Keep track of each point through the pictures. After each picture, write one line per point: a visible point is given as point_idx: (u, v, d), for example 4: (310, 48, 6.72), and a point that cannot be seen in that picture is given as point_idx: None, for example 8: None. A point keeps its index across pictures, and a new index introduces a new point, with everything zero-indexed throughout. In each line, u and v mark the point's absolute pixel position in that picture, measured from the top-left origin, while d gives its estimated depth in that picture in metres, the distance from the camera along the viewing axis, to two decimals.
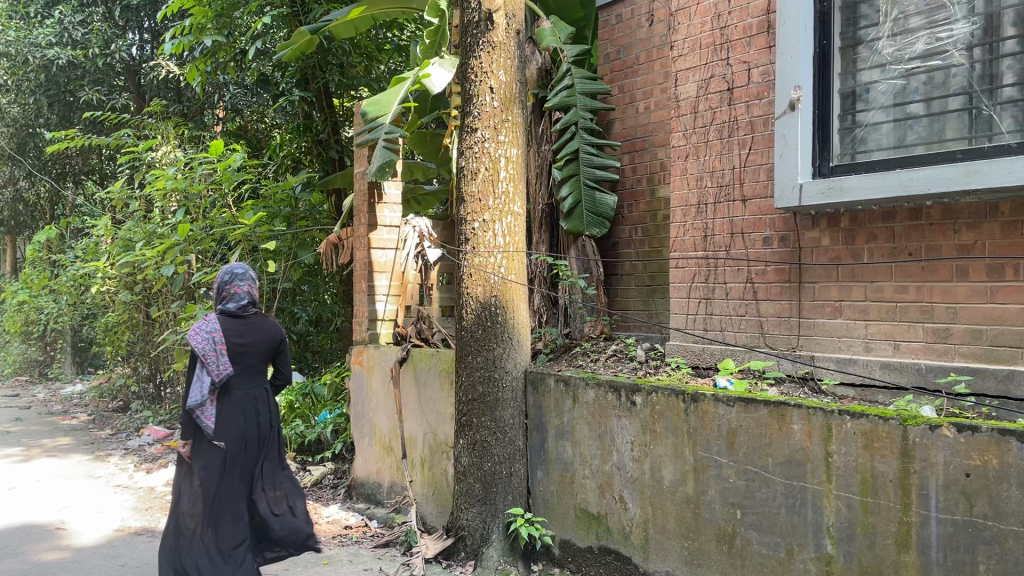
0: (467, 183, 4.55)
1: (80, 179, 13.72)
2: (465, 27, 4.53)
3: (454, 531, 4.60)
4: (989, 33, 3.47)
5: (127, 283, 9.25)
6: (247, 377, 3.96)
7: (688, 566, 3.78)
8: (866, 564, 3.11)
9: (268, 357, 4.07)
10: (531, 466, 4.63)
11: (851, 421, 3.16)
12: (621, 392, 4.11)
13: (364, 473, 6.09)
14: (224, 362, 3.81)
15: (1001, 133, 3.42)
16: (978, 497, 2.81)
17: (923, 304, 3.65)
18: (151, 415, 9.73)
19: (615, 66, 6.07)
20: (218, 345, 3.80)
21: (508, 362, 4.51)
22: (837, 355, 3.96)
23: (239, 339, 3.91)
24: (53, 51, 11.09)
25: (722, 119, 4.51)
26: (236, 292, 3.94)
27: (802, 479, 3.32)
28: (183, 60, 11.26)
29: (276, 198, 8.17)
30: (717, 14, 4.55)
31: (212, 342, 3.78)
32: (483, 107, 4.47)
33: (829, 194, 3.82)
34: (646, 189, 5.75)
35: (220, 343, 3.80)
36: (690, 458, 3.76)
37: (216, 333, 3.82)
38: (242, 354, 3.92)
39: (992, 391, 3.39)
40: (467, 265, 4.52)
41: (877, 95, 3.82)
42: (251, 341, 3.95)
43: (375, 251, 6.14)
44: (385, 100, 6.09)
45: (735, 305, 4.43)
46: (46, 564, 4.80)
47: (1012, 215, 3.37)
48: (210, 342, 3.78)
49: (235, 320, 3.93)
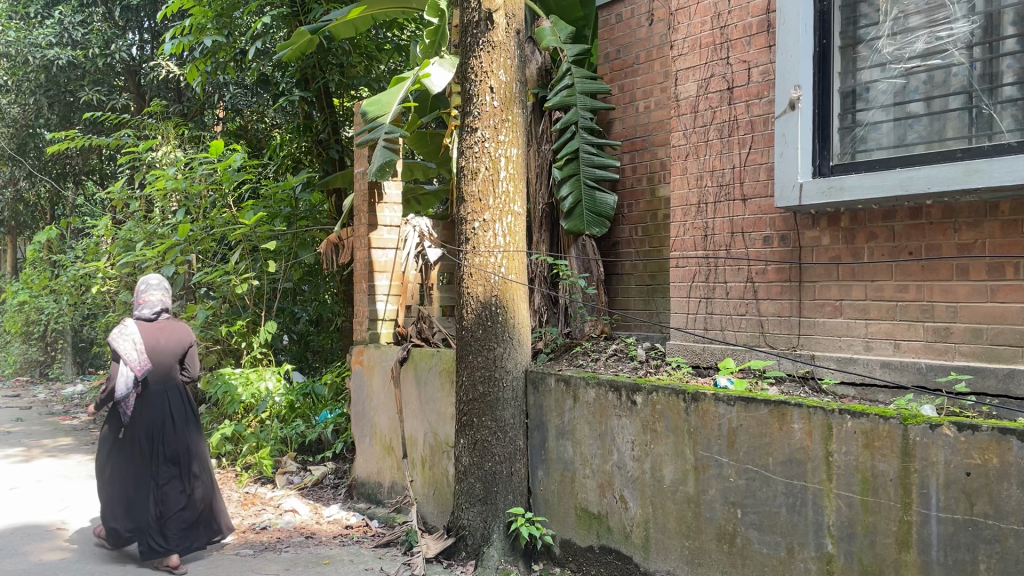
0: (467, 183, 4.55)
1: (80, 179, 13.74)
2: (465, 27, 4.53)
3: (454, 530, 4.61)
4: (988, 33, 3.47)
5: (127, 284, 9.26)
6: (160, 378, 4.90)
7: (688, 566, 3.78)
8: (866, 564, 3.11)
9: (177, 359, 4.99)
10: (531, 466, 4.63)
11: (852, 420, 3.16)
12: (622, 391, 4.11)
13: (364, 473, 6.10)
14: (144, 363, 4.78)
15: (1001, 132, 3.42)
16: (978, 497, 2.82)
17: (923, 304, 3.65)
18: None
19: (615, 66, 6.07)
20: (139, 349, 4.76)
21: (508, 362, 4.51)
22: (837, 355, 3.96)
23: (153, 344, 4.86)
24: (53, 51, 11.08)
25: (722, 118, 4.51)
26: (150, 300, 4.93)
27: (802, 478, 3.32)
28: (183, 60, 11.26)
29: (276, 198, 8.18)
30: (717, 13, 4.55)
31: (135, 348, 4.75)
32: (483, 107, 4.48)
33: (828, 194, 3.83)
34: (646, 189, 5.75)
35: (140, 348, 4.77)
36: (691, 457, 3.77)
37: (137, 339, 4.78)
38: (155, 357, 4.86)
39: (993, 390, 3.38)
40: (468, 265, 4.53)
41: (877, 95, 3.82)
42: (163, 344, 4.90)
43: (375, 251, 6.15)
44: (385, 100, 6.09)
45: (735, 305, 4.43)
46: (47, 564, 4.80)
47: (1012, 215, 3.37)
48: (133, 346, 4.74)
49: (150, 324, 4.90)
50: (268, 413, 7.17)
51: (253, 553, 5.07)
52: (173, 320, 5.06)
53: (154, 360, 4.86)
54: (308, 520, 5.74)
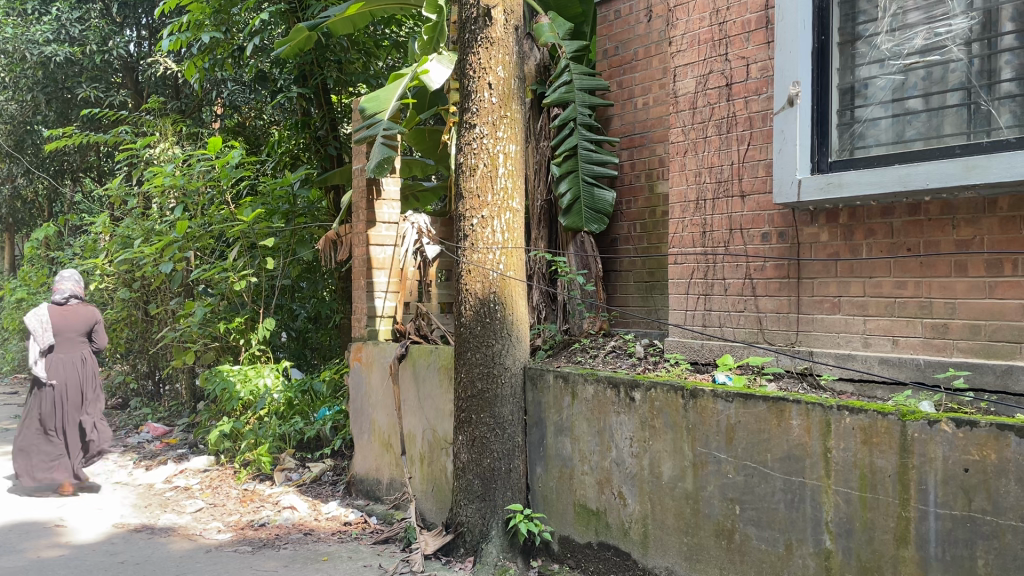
0: (466, 179, 4.54)
1: (78, 177, 13.73)
2: (463, 23, 4.52)
3: (453, 527, 4.60)
4: (987, 29, 3.47)
5: (125, 281, 9.21)
6: (68, 346, 6.82)
7: (687, 563, 3.79)
8: (865, 560, 3.11)
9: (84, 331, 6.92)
10: (530, 462, 4.63)
11: (851, 416, 3.16)
12: (620, 387, 4.11)
13: (363, 470, 6.10)
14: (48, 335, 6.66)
15: (999, 128, 3.42)
16: (977, 492, 2.82)
17: (922, 300, 3.66)
18: (150, 413, 9.73)
19: (613, 62, 6.06)
20: (44, 325, 6.65)
21: (507, 358, 4.52)
22: (836, 351, 3.96)
23: (61, 319, 6.77)
24: (51, 48, 10.97)
25: (721, 114, 4.51)
26: (61, 289, 6.81)
27: (801, 475, 3.32)
28: (181, 56, 11.23)
29: (274, 195, 8.07)
30: (716, 10, 4.54)
31: (42, 324, 6.64)
32: (481, 103, 4.47)
33: (827, 190, 3.83)
34: (645, 185, 5.74)
35: (46, 324, 6.66)
36: (690, 453, 3.77)
37: (43, 318, 6.67)
38: (67, 329, 6.80)
39: (992, 386, 3.39)
40: (466, 261, 4.52)
41: (876, 91, 3.82)
42: (71, 320, 6.82)
43: (373, 248, 6.15)
44: (384, 96, 6.09)
45: (733, 301, 4.44)
46: (44, 561, 4.80)
47: (1011, 211, 3.37)
48: (40, 323, 6.64)
49: (60, 307, 6.79)
50: (267, 410, 7.16)
51: (252, 549, 5.07)
52: (83, 303, 6.96)
53: (63, 332, 6.77)
54: (307, 516, 5.73)
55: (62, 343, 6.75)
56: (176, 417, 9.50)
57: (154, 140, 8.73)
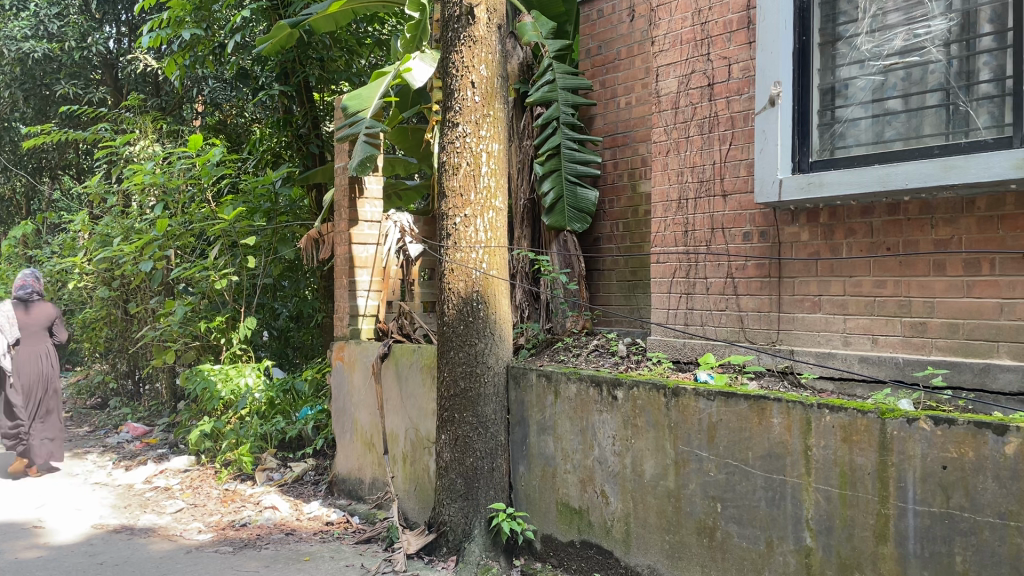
0: (448, 178, 4.53)
1: (57, 174, 13.60)
2: (446, 22, 4.51)
3: (435, 526, 4.59)
4: (965, 30, 3.50)
5: (104, 279, 9.12)
6: (31, 340, 7.42)
7: (669, 561, 3.80)
8: (845, 557, 3.14)
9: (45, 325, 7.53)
10: (513, 461, 4.63)
11: (830, 414, 3.19)
12: (602, 386, 4.12)
13: (345, 469, 6.07)
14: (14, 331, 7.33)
15: (977, 129, 3.45)
16: (955, 489, 2.85)
17: (901, 299, 3.69)
18: (130, 412, 9.64)
19: (596, 62, 6.07)
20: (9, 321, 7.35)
21: (490, 357, 4.51)
22: (816, 350, 3.99)
23: (24, 316, 7.41)
24: (28, 44, 10.80)
25: (702, 114, 4.53)
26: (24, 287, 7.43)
27: (782, 472, 3.35)
28: (161, 53, 11.13)
29: (255, 193, 7.95)
30: (698, 10, 4.56)
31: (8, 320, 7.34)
32: (464, 102, 4.46)
33: (808, 189, 3.86)
34: (628, 185, 5.76)
35: (11, 321, 7.35)
36: (672, 452, 3.78)
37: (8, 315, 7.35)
38: (29, 324, 7.43)
39: (970, 384, 3.43)
40: (449, 260, 4.51)
41: (856, 91, 3.85)
42: (32, 316, 7.46)
43: (356, 246, 6.13)
44: (367, 95, 6.03)
45: (715, 300, 4.46)
46: (22, 562, 4.74)
47: (988, 211, 3.40)
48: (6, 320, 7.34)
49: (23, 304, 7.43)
50: (248, 410, 7.12)
51: (233, 550, 5.04)
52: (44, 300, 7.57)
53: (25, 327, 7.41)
54: (288, 516, 5.70)
55: (25, 336, 7.37)
56: (156, 417, 9.42)
57: (134, 137, 8.65)
